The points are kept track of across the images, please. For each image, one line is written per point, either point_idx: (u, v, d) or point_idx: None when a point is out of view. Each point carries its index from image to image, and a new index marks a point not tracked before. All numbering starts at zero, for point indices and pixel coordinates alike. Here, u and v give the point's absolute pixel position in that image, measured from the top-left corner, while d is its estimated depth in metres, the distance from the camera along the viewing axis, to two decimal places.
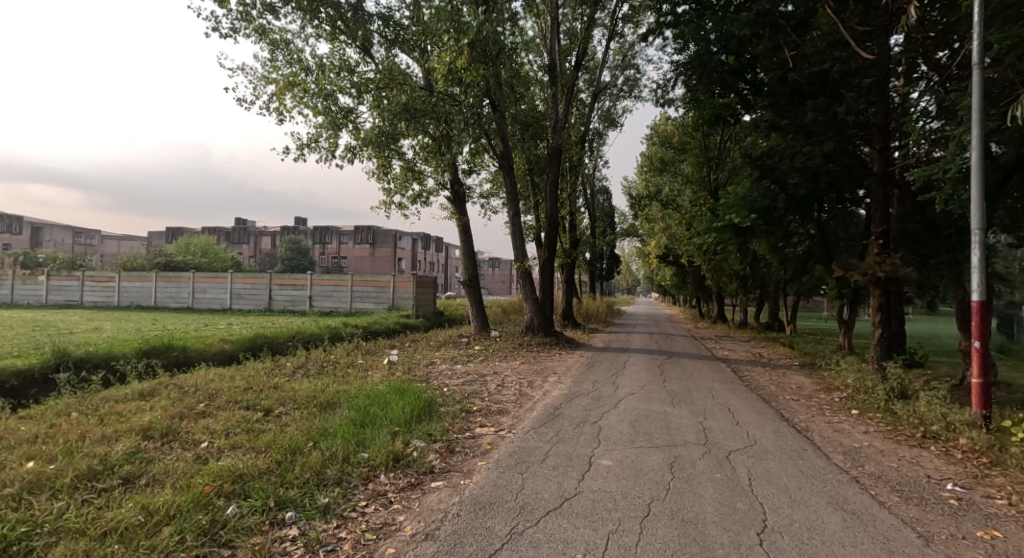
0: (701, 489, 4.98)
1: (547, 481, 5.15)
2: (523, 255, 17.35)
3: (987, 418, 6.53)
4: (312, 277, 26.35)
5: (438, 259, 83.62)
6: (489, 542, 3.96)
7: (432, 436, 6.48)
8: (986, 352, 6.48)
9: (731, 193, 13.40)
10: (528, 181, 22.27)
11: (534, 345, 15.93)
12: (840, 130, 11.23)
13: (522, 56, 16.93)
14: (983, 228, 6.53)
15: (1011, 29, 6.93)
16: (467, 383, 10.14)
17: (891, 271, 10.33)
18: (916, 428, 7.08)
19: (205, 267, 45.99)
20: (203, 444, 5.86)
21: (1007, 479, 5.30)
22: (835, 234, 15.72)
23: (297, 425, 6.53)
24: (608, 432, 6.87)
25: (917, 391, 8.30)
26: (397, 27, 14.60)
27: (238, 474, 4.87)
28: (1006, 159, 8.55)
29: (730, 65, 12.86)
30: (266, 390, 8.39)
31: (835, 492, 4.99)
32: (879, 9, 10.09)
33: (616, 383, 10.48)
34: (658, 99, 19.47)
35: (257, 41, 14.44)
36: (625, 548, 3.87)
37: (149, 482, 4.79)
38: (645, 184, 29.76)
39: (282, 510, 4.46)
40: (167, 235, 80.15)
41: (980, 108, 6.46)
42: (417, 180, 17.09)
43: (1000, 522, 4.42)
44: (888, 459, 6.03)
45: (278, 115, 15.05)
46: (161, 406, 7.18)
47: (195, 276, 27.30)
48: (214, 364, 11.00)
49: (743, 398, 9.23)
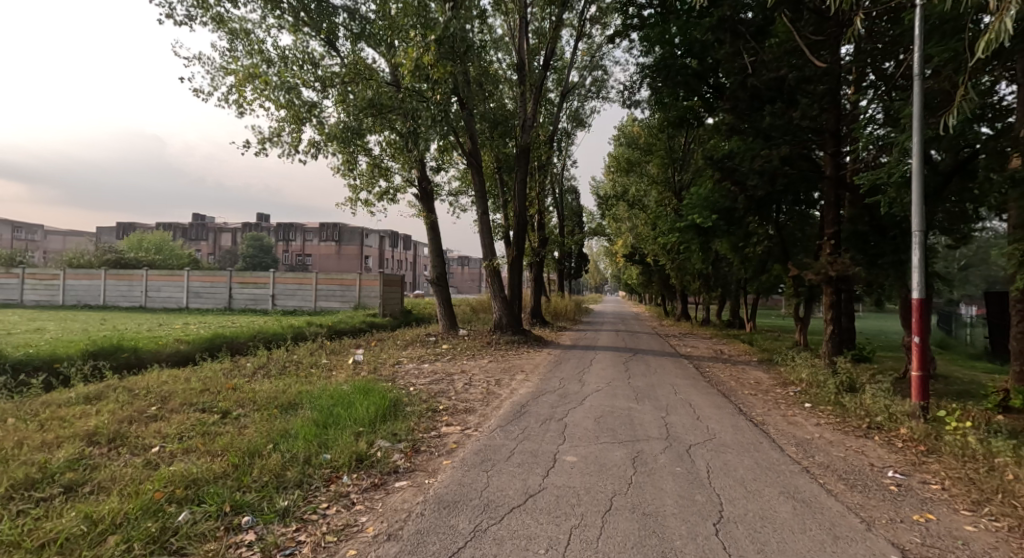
0: (661, 483, 5.08)
1: (510, 479, 5.16)
2: (492, 253, 17.34)
3: (924, 408, 6.85)
4: (275, 275, 25.82)
5: (406, 258, 82.91)
6: (453, 541, 3.96)
7: (397, 436, 6.43)
8: (925, 346, 6.82)
9: (694, 194, 13.83)
10: (496, 180, 22.33)
11: (502, 345, 15.86)
12: (796, 134, 11.56)
13: (490, 54, 16.85)
14: (924, 230, 6.80)
15: (950, 44, 7.46)
16: (434, 383, 10.04)
17: (842, 270, 10.71)
18: (862, 420, 7.37)
19: (160, 266, 44.27)
20: (154, 449, 5.69)
21: (942, 466, 5.57)
22: (792, 234, 16.17)
23: (256, 427, 6.43)
24: (573, 428, 6.96)
25: (865, 385, 8.64)
26: (363, 21, 14.34)
27: (192, 479, 4.74)
28: (946, 165, 9.08)
29: (694, 69, 13.28)
30: (225, 391, 8.24)
31: (788, 481, 5.16)
32: (832, 19, 10.59)
33: (582, 381, 10.52)
34: (625, 100, 19.78)
35: (215, 30, 14.01)
36: (587, 542, 3.93)
37: (94, 490, 4.63)
38: (612, 184, 30.26)
39: (239, 514, 4.37)
40: (117, 231, 77.57)
41: (920, 117, 6.73)
42: (384, 177, 16.91)
43: (935, 505, 4.65)
44: (836, 449, 6.27)
45: (237, 108, 14.58)
46: (108, 410, 6.91)
47: (148, 274, 26.42)
48: (168, 365, 10.69)
49: (705, 394, 9.43)
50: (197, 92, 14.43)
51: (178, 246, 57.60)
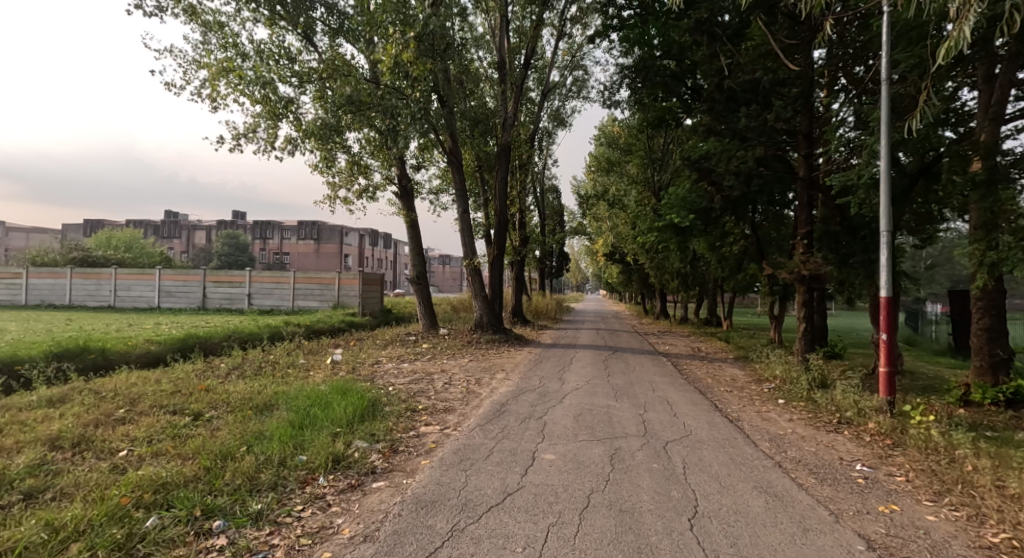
0: (638, 479, 5.12)
1: (489, 478, 5.15)
2: (473, 252, 17.30)
3: (891, 403, 7.01)
4: (251, 274, 25.44)
5: (387, 257, 82.34)
6: (430, 541, 3.94)
7: (375, 436, 6.38)
8: (892, 343, 6.98)
9: (672, 194, 13.97)
10: (477, 178, 22.30)
11: (482, 344, 15.81)
12: (770, 136, 11.59)
13: (470, 52, 16.80)
14: (892, 230, 6.94)
15: (915, 50, 7.67)
16: (413, 383, 9.97)
17: (814, 270, 10.91)
18: (833, 415, 7.53)
19: (129, 263, 43.28)
20: (122, 453, 5.56)
21: (907, 458, 5.71)
22: (768, 234, 16.41)
23: (229, 429, 6.31)
24: (552, 427, 6.97)
25: (835, 381, 8.82)
26: (341, 16, 14.13)
27: (160, 483, 4.63)
28: (912, 167, 9.32)
29: (672, 70, 13.52)
30: (197, 393, 8.08)
31: (760, 476, 5.24)
32: (804, 24, 10.80)
33: (562, 379, 10.59)
34: (605, 100, 19.91)
35: (187, 22, 13.69)
36: (564, 540, 3.93)
37: (56, 496, 4.50)
38: (593, 184, 30.48)
39: (210, 518, 4.29)
40: (84, 227, 75.92)
41: (888, 120, 6.86)
42: (363, 175, 16.73)
43: (899, 496, 4.76)
44: (807, 443, 6.38)
45: (210, 103, 14.29)
46: (72, 414, 6.73)
47: (117, 272, 25.81)
48: (138, 366, 10.47)
49: (682, 392, 9.52)
50: (169, 85, 14.09)
51: (150, 244, 56.37)
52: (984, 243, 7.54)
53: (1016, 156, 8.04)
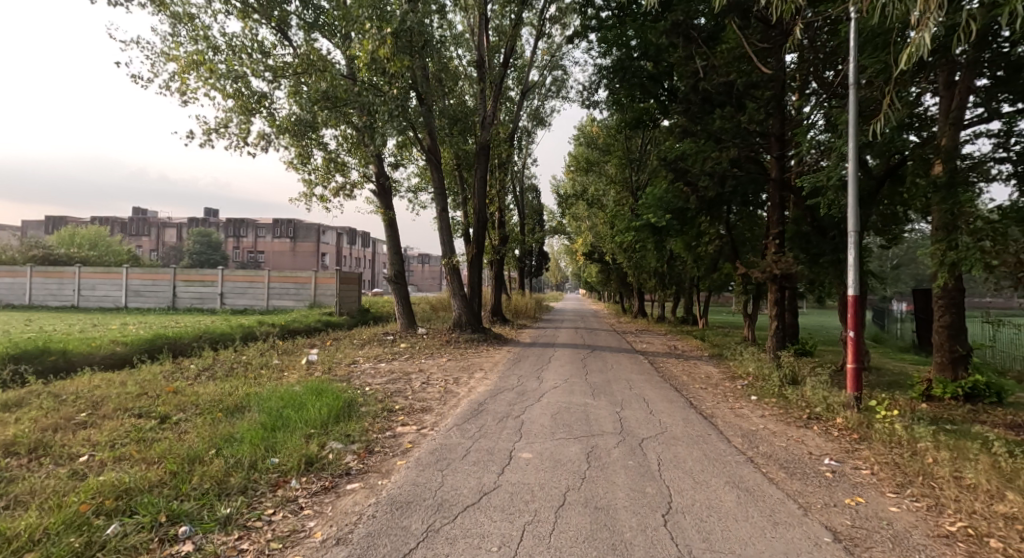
0: (613, 477, 5.14)
1: (466, 477, 5.12)
2: (451, 251, 17.21)
3: (858, 399, 7.15)
4: (224, 273, 24.94)
5: (365, 256, 81.61)
6: (404, 542, 3.89)
7: (351, 436, 6.31)
8: (860, 340, 7.13)
9: (649, 193, 14.09)
10: (456, 177, 22.22)
11: (461, 343, 15.77)
12: (744, 138, 11.72)
13: (449, 50, 16.66)
14: (859, 230, 7.06)
15: (880, 56, 7.84)
16: (390, 383, 9.86)
17: (785, 269, 11.08)
18: (804, 411, 7.67)
19: (93, 262, 42.06)
20: (83, 458, 5.40)
21: (873, 452, 5.82)
22: (742, 234, 16.61)
23: (197, 432, 6.16)
24: (529, 426, 6.95)
25: (806, 378, 8.98)
26: (316, 10, 13.90)
27: (123, 489, 4.50)
28: (879, 169, 9.55)
29: (650, 71, 13.73)
30: (164, 395, 7.89)
31: (733, 471, 5.31)
32: (776, 28, 10.96)
33: (540, 377, 10.60)
34: (584, 100, 19.96)
35: (155, 13, 13.32)
36: (539, 538, 3.92)
37: (11, 504, 4.33)
38: (573, 184, 30.58)
39: (176, 524, 4.17)
40: (47, 225, 73.74)
41: (856, 122, 6.99)
42: (340, 172, 16.50)
43: (864, 489, 4.85)
44: (778, 439, 6.48)
45: (180, 97, 13.91)
46: (31, 418, 6.51)
47: (81, 271, 25.04)
48: (101, 368, 10.18)
49: (658, 389, 9.59)
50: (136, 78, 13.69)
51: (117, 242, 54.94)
52: (945, 243, 7.74)
53: (974, 159, 8.30)
